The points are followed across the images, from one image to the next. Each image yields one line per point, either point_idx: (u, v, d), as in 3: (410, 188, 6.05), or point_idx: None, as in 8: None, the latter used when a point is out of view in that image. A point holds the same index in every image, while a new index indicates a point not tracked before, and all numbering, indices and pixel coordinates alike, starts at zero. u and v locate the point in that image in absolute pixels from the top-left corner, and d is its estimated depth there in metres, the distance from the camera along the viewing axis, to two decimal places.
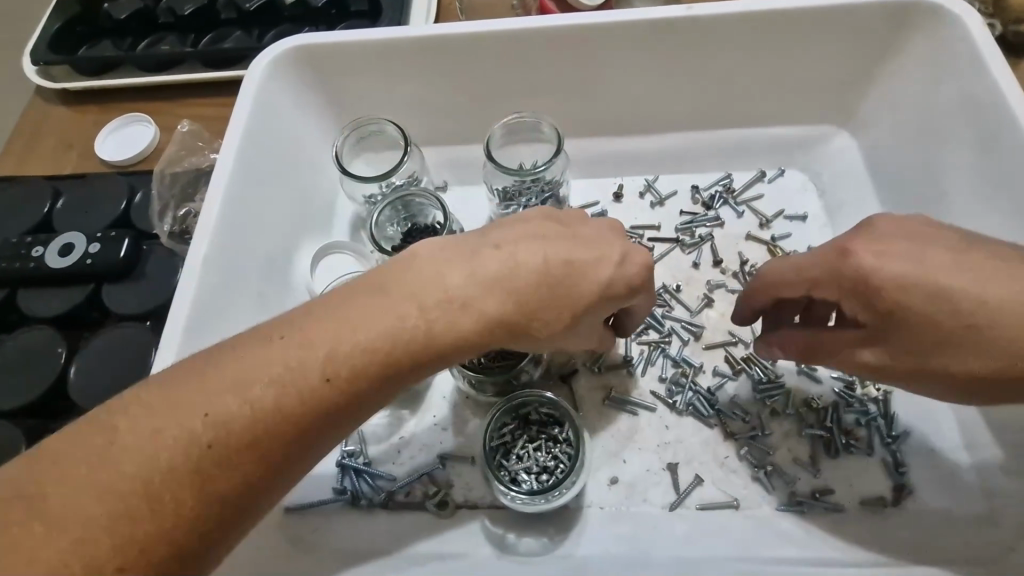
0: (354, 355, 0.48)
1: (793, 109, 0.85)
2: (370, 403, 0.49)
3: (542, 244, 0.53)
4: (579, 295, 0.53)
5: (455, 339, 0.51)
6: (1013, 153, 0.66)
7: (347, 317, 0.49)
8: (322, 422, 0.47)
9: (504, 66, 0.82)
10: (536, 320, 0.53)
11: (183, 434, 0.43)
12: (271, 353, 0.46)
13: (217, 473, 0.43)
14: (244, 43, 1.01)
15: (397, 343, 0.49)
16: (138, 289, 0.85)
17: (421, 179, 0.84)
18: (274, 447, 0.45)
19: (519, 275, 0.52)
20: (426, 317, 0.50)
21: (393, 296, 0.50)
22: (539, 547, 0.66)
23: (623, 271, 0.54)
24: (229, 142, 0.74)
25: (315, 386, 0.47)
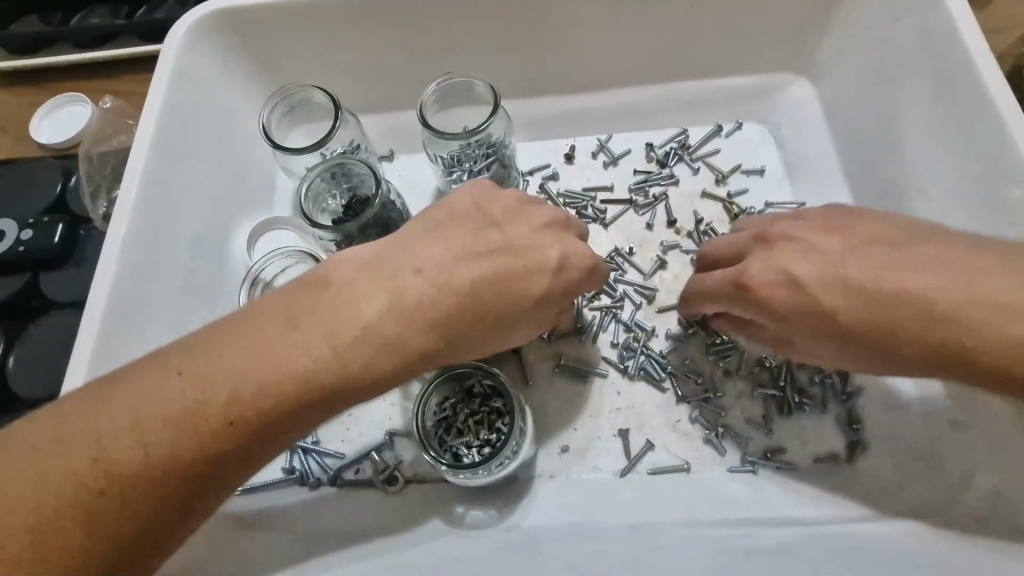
0: (258, 389, 0.45)
1: (749, 56, 0.81)
2: (281, 435, 0.47)
3: (466, 261, 0.51)
4: (502, 299, 0.52)
5: (369, 369, 0.47)
6: (969, 92, 0.63)
7: (248, 348, 0.46)
8: (226, 459, 0.45)
9: (442, 23, 0.78)
10: (457, 332, 0.50)
11: (72, 471, 0.42)
12: (169, 384, 0.44)
13: (110, 514, 0.42)
14: (176, 11, 0.94)
15: (303, 380, 0.46)
16: (76, 274, 0.83)
17: (362, 148, 0.80)
18: (173, 485, 0.44)
19: (437, 296, 0.49)
20: (335, 350, 0.46)
21: (305, 323, 0.47)
22: (487, 520, 0.65)
23: (549, 270, 0.53)
24: (148, 120, 0.71)
25: (211, 422, 0.44)
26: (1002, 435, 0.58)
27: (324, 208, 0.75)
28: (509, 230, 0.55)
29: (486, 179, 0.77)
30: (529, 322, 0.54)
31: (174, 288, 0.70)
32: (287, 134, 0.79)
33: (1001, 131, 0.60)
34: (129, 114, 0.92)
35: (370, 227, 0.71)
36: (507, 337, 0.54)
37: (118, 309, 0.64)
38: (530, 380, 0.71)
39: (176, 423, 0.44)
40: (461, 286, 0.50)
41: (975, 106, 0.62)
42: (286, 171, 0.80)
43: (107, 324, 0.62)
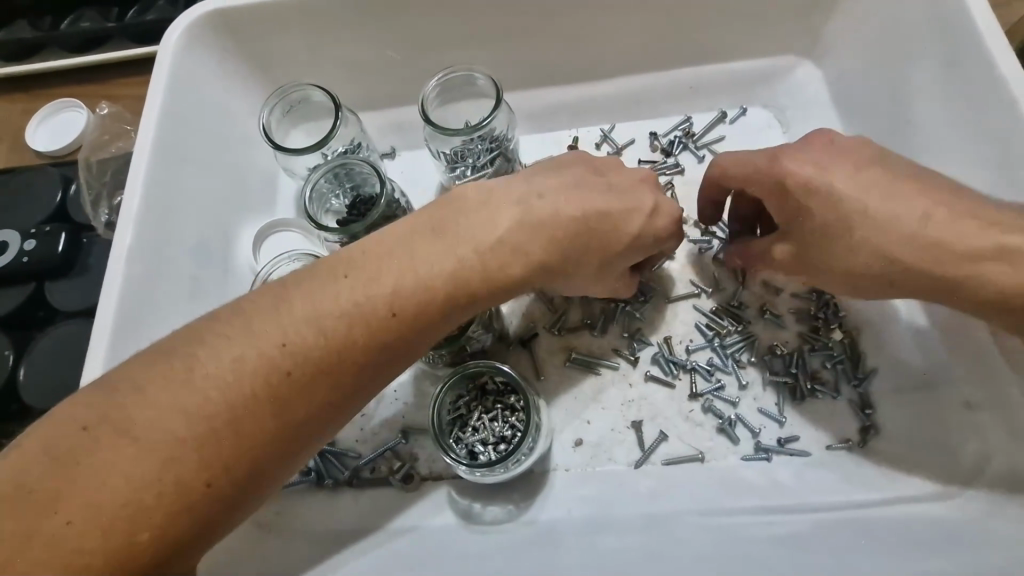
0: (323, 346, 0.45)
1: (752, 40, 0.80)
2: (373, 376, 0.48)
3: (519, 215, 0.52)
4: (587, 230, 0.53)
5: (424, 322, 0.49)
6: (976, 72, 0.62)
7: (334, 291, 0.47)
8: (324, 403, 0.46)
9: (439, 17, 0.77)
10: (503, 280, 0.52)
11: (180, 423, 0.41)
12: (225, 353, 0.43)
13: (222, 461, 0.42)
14: (167, 12, 0.93)
15: (396, 318, 0.48)
16: (82, 283, 0.82)
17: (362, 145, 0.79)
18: (281, 428, 0.44)
19: (487, 254, 0.51)
20: (422, 288, 0.48)
21: (359, 280, 0.47)
22: (504, 515, 0.65)
23: (647, 206, 0.54)
24: (148, 127, 0.70)
25: (274, 380, 0.44)
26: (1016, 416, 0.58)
27: (327, 208, 0.75)
28: (558, 187, 0.54)
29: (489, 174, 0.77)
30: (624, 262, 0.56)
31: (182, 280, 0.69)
32: (287, 134, 0.77)
33: (1012, 109, 0.59)
34: (124, 119, 0.91)
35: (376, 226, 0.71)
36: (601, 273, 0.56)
37: (126, 311, 0.63)
38: (541, 374, 0.72)
39: (240, 386, 0.43)
40: (512, 239, 0.51)
41: (984, 84, 0.61)
42: (287, 172, 0.79)
43: (119, 333, 0.62)
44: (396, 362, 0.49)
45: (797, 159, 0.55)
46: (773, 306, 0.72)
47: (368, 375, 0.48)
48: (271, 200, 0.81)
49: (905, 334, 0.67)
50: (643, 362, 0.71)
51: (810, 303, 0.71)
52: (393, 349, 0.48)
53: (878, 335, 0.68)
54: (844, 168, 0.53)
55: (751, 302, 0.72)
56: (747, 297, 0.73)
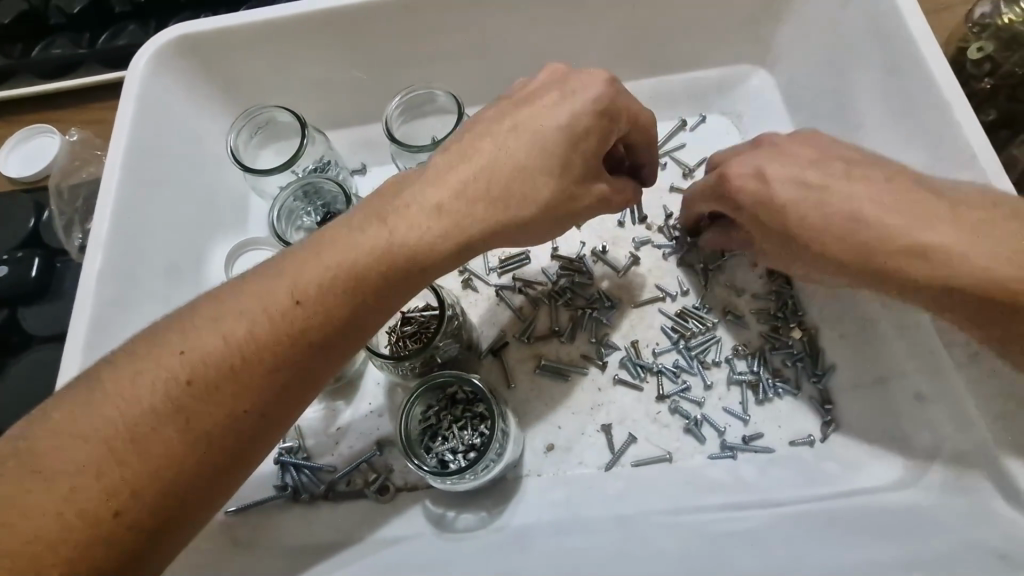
0: (227, 353, 0.46)
1: (708, 49, 0.82)
2: (292, 390, 0.48)
3: (435, 192, 0.53)
4: (529, 161, 0.53)
5: (336, 315, 0.49)
6: (914, 76, 0.64)
7: (242, 306, 0.47)
8: (240, 419, 0.46)
9: (401, 35, 0.79)
10: (419, 260, 0.52)
11: (90, 448, 0.41)
12: (125, 375, 0.44)
13: (133, 486, 0.42)
14: (137, 38, 0.94)
15: (304, 328, 0.48)
16: (56, 307, 0.83)
17: (332, 163, 0.80)
18: (195, 449, 0.44)
19: (394, 236, 0.52)
20: (329, 294, 0.49)
21: (261, 287, 0.49)
22: (478, 522, 0.67)
23: (603, 126, 0.55)
24: (116, 148, 0.72)
25: (175, 391, 0.44)
26: (962, 407, 0.58)
27: (298, 226, 0.76)
28: (502, 124, 0.55)
29: None
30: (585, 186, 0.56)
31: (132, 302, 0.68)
32: (257, 155, 0.79)
33: (945, 112, 0.61)
34: (96, 143, 0.92)
35: None
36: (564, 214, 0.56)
37: (98, 331, 0.64)
38: (512, 382, 0.73)
39: (141, 403, 0.43)
40: (430, 212, 0.53)
41: (919, 88, 0.64)
42: (258, 192, 0.80)
43: (87, 354, 0.63)
44: (316, 360, 0.49)
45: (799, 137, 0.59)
46: (736, 307, 0.74)
47: (287, 377, 0.48)
48: (239, 220, 0.82)
49: (873, 327, 0.67)
50: (611, 366, 0.73)
51: (770, 303, 0.73)
52: (307, 347, 0.48)
53: (836, 331, 0.70)
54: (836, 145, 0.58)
55: (714, 304, 0.74)
56: (710, 299, 0.75)
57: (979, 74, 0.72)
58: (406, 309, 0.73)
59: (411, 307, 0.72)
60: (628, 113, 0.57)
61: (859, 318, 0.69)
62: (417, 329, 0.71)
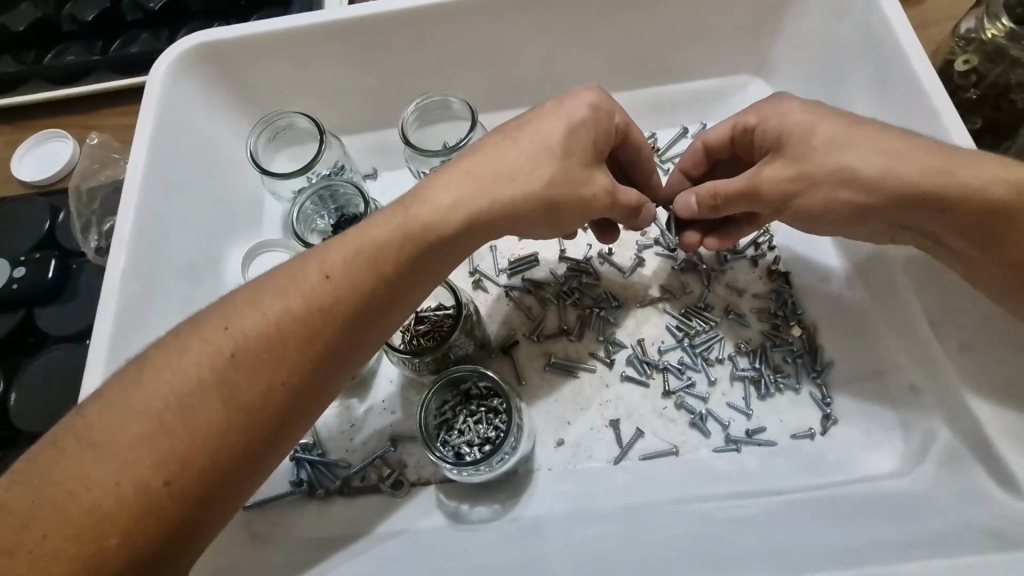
0: (263, 328, 0.48)
1: (708, 60, 0.86)
2: (324, 368, 0.51)
3: (450, 180, 0.56)
4: (535, 151, 0.57)
5: (361, 293, 0.52)
6: (905, 86, 0.68)
7: (276, 290, 0.50)
8: (276, 395, 0.48)
9: (414, 44, 0.81)
10: (439, 244, 0.54)
11: (139, 424, 0.44)
12: (172, 352, 0.47)
13: (181, 459, 0.44)
14: (152, 45, 0.96)
15: (335, 309, 0.50)
16: (71, 308, 0.84)
17: (346, 167, 0.83)
18: (236, 423, 0.47)
19: (416, 221, 0.54)
20: (357, 276, 0.52)
21: (296, 268, 0.52)
22: (491, 514, 0.68)
23: (600, 118, 0.59)
24: (138, 152, 0.74)
25: (217, 368, 0.47)
26: (956, 400, 0.61)
27: (312, 228, 0.78)
28: (507, 125, 0.60)
29: None
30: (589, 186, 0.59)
31: (157, 299, 0.70)
32: (273, 159, 0.81)
33: (933, 120, 0.65)
34: (110, 148, 0.94)
35: None
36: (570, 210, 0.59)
37: (122, 329, 0.66)
38: (523, 379, 0.75)
39: (185, 377, 0.46)
40: (447, 195, 0.55)
41: (909, 98, 0.68)
42: (273, 196, 0.82)
43: (113, 354, 0.64)
44: (344, 338, 0.51)
45: (788, 103, 0.61)
46: (738, 307, 0.77)
47: (317, 354, 0.50)
48: (254, 222, 0.84)
49: (871, 323, 0.71)
50: (618, 364, 0.75)
51: (771, 303, 0.76)
52: (336, 324, 0.51)
53: (835, 327, 0.73)
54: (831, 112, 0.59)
55: (717, 304, 0.77)
56: (712, 298, 0.77)
57: (965, 84, 0.76)
58: (421, 308, 0.75)
59: (425, 306, 0.75)
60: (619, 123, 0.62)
61: (857, 313, 0.73)
62: (431, 327, 0.73)
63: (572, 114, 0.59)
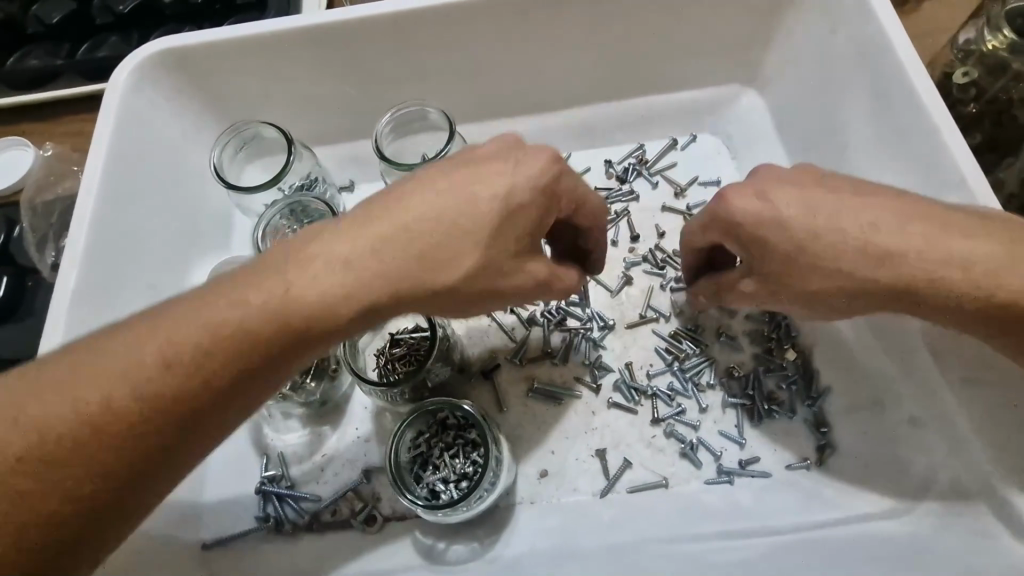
0: (135, 384, 0.44)
1: (698, 71, 0.82)
2: (244, 394, 0.48)
3: (382, 227, 0.49)
4: (456, 228, 0.50)
5: (246, 357, 0.46)
6: (903, 100, 0.65)
7: (202, 309, 0.46)
8: (187, 420, 0.46)
9: (390, 51, 0.77)
10: (367, 296, 0.48)
11: (42, 432, 0.42)
12: (39, 396, 0.43)
13: (80, 474, 0.43)
14: (120, 49, 0.92)
15: (260, 340, 0.46)
16: (26, 327, 0.80)
17: (320, 180, 0.79)
18: (142, 445, 0.44)
19: (351, 259, 0.48)
20: (288, 309, 0.46)
21: (184, 313, 0.46)
22: (469, 554, 0.64)
23: (542, 203, 0.53)
24: (94, 162, 0.69)
25: (126, 389, 0.44)
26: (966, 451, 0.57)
27: None
28: (436, 182, 0.51)
29: None
30: (521, 266, 0.53)
31: (111, 321, 0.66)
32: (242, 171, 0.77)
33: (932, 136, 0.62)
34: (71, 156, 0.89)
35: None
36: (501, 292, 0.53)
37: None
38: (504, 407, 0.71)
39: (47, 429, 0.42)
40: (382, 242, 0.49)
41: (907, 113, 0.64)
42: (242, 209, 0.78)
43: None
44: (226, 398, 0.47)
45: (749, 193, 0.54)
46: (730, 327, 0.72)
47: (195, 413, 0.46)
48: (224, 236, 0.80)
49: (868, 360, 0.67)
50: (604, 389, 0.72)
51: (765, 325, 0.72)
52: (217, 384, 0.46)
53: (829, 353, 0.69)
54: (795, 192, 0.53)
55: (708, 325, 0.73)
56: (703, 320, 0.73)
57: (965, 98, 0.73)
58: (396, 331, 0.71)
59: (400, 329, 0.71)
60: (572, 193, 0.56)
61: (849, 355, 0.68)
62: (407, 352, 0.70)
63: (522, 180, 0.51)
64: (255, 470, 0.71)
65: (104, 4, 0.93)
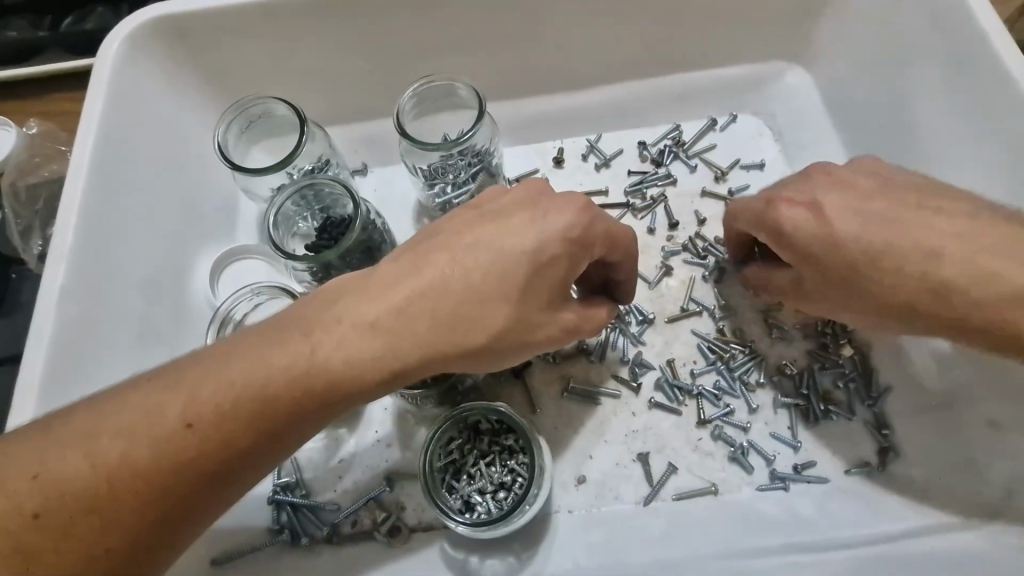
0: (153, 447, 0.40)
1: (741, 44, 0.76)
2: (289, 442, 0.44)
3: (418, 281, 0.45)
4: (486, 287, 0.45)
5: (267, 423, 0.43)
6: (983, 74, 0.59)
7: (256, 350, 0.43)
8: (232, 469, 0.43)
9: (409, 20, 0.71)
10: (410, 352, 0.45)
11: (79, 475, 0.39)
12: (49, 447, 0.40)
13: (110, 526, 0.40)
14: (108, 21, 0.84)
15: (310, 387, 0.43)
16: (10, 322, 0.73)
17: (331, 162, 0.72)
18: (183, 495, 0.41)
19: (397, 308, 0.45)
20: (339, 357, 0.44)
21: (205, 369, 0.43)
22: (505, 569, 0.59)
23: (576, 252, 0.47)
24: (83, 142, 0.62)
25: (173, 436, 0.41)
26: None
27: (293, 231, 0.68)
28: (461, 235, 0.47)
29: (471, 189, 0.71)
30: (550, 325, 0.48)
31: (110, 322, 0.60)
32: (246, 152, 0.70)
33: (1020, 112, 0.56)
34: (55, 136, 0.81)
35: (351, 250, 0.63)
36: (527, 348, 0.48)
37: (63, 358, 0.55)
38: (537, 408, 0.66)
39: (60, 486, 0.39)
40: (422, 297, 0.45)
41: (987, 88, 0.59)
42: (247, 194, 0.71)
43: (49, 383, 0.53)
44: (248, 462, 0.43)
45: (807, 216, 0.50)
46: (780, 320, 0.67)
47: (214, 478, 0.42)
48: (229, 224, 0.73)
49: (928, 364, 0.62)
50: (645, 389, 0.66)
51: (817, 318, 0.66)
52: (240, 449, 0.42)
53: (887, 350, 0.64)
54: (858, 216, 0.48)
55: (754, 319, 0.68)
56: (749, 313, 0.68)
57: None
58: None
59: None
60: (606, 234, 0.49)
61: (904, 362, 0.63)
62: None
63: (549, 230, 0.46)
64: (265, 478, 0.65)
65: None
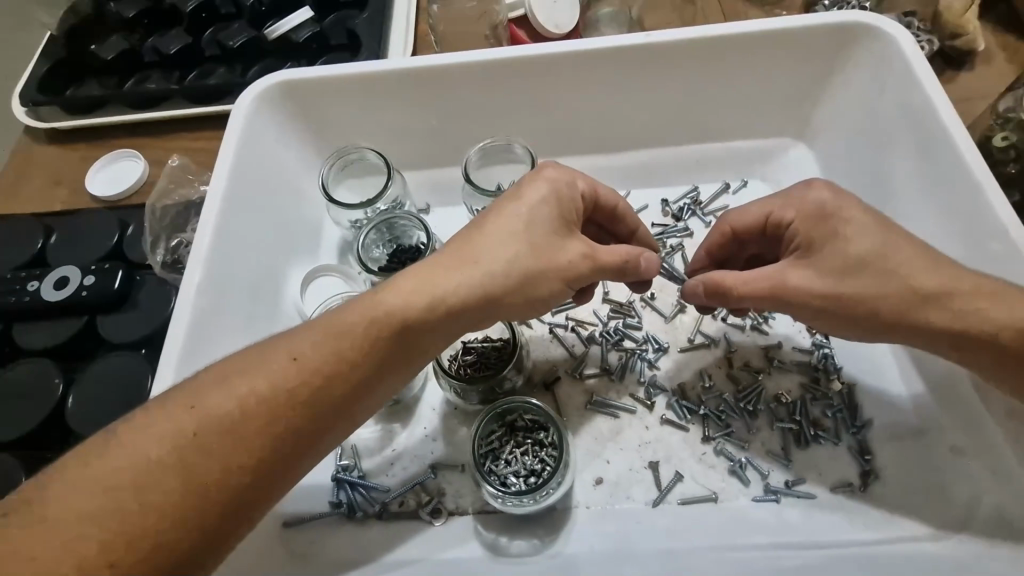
0: (271, 380, 0.53)
1: (752, 123, 0.90)
2: (371, 379, 0.57)
3: (455, 237, 0.61)
4: (501, 226, 0.60)
5: (361, 364, 0.56)
6: (945, 160, 0.72)
7: (346, 313, 0.57)
8: (332, 400, 0.55)
9: (475, 92, 0.87)
10: (459, 290, 0.58)
11: (222, 409, 0.51)
12: (200, 388, 0.52)
13: (244, 443, 0.51)
14: (229, 79, 1.02)
15: (387, 330, 0.56)
16: (132, 317, 0.89)
17: (404, 203, 0.87)
18: (295, 419, 0.53)
19: (441, 261, 0.59)
20: (403, 301, 0.57)
21: (308, 329, 0.56)
22: (530, 549, 0.69)
23: (561, 198, 0.63)
24: (218, 177, 0.79)
25: (288, 369, 0.54)
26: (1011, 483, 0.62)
27: (368, 256, 0.81)
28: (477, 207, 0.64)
29: None
30: (567, 252, 0.62)
31: (221, 302, 0.74)
32: (338, 190, 0.86)
33: (975, 190, 0.69)
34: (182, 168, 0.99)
35: None
36: (555, 271, 0.61)
37: (190, 333, 0.70)
38: (563, 416, 0.77)
39: (209, 414, 0.51)
40: (458, 246, 0.60)
41: (952, 170, 0.71)
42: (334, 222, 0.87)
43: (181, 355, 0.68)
44: (343, 397, 0.56)
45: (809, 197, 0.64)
46: (778, 354, 0.78)
47: (318, 408, 0.54)
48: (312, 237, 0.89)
49: (900, 407, 0.72)
50: (658, 407, 0.76)
51: (810, 357, 0.77)
52: (337, 383, 0.55)
53: (867, 387, 0.74)
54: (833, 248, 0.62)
55: (754, 353, 0.79)
56: (749, 349, 0.79)
57: (1005, 159, 0.79)
58: (470, 340, 0.79)
59: (473, 338, 0.79)
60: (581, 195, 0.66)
61: (890, 407, 0.73)
62: (478, 357, 0.77)
63: (533, 190, 0.63)
64: (330, 461, 0.76)
65: (215, 39, 1.05)
